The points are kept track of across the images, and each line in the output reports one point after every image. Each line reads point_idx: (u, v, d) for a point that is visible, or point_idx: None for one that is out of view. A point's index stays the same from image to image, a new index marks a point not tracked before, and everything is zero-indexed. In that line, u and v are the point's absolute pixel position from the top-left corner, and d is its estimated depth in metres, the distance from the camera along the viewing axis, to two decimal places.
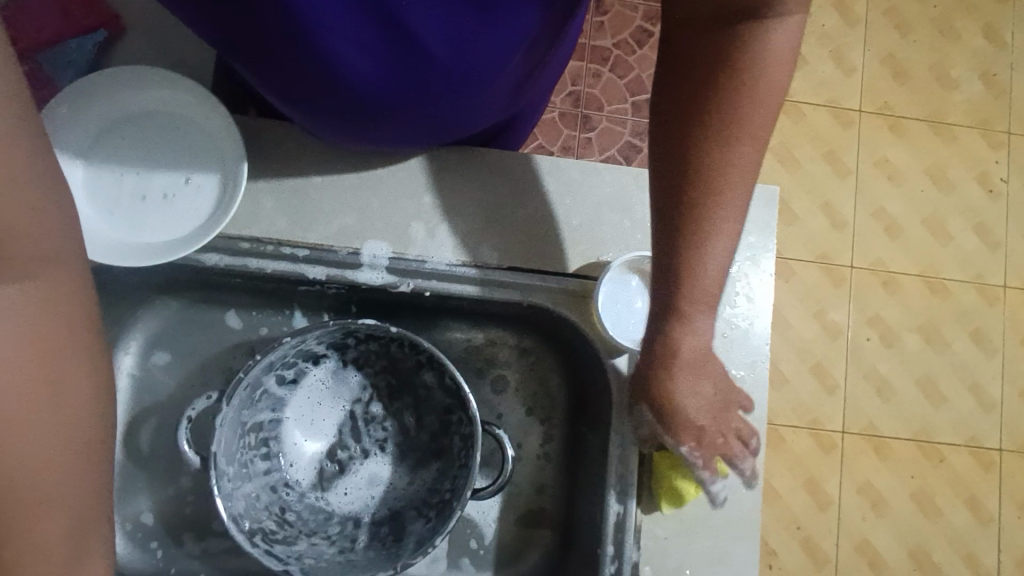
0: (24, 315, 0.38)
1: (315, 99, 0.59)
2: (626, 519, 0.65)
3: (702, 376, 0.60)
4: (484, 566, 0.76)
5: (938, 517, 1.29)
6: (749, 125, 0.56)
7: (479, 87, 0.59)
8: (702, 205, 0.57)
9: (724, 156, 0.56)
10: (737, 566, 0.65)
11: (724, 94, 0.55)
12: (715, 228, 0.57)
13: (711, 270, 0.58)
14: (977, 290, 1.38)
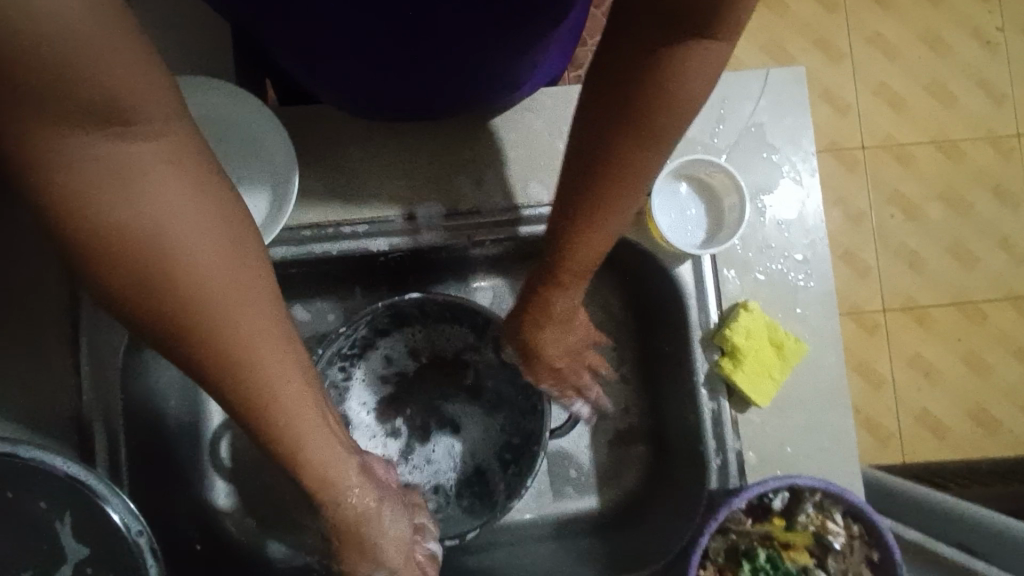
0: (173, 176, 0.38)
1: (358, 85, 0.60)
2: (721, 413, 0.68)
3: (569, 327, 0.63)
4: (588, 490, 0.80)
5: (990, 374, 1.32)
6: (663, 130, 0.50)
7: (500, 57, 0.58)
8: (602, 201, 0.53)
9: (629, 161, 0.51)
10: (835, 433, 0.68)
11: (640, 104, 0.48)
12: (592, 226, 0.54)
13: (586, 260, 0.56)
14: (991, 146, 1.38)
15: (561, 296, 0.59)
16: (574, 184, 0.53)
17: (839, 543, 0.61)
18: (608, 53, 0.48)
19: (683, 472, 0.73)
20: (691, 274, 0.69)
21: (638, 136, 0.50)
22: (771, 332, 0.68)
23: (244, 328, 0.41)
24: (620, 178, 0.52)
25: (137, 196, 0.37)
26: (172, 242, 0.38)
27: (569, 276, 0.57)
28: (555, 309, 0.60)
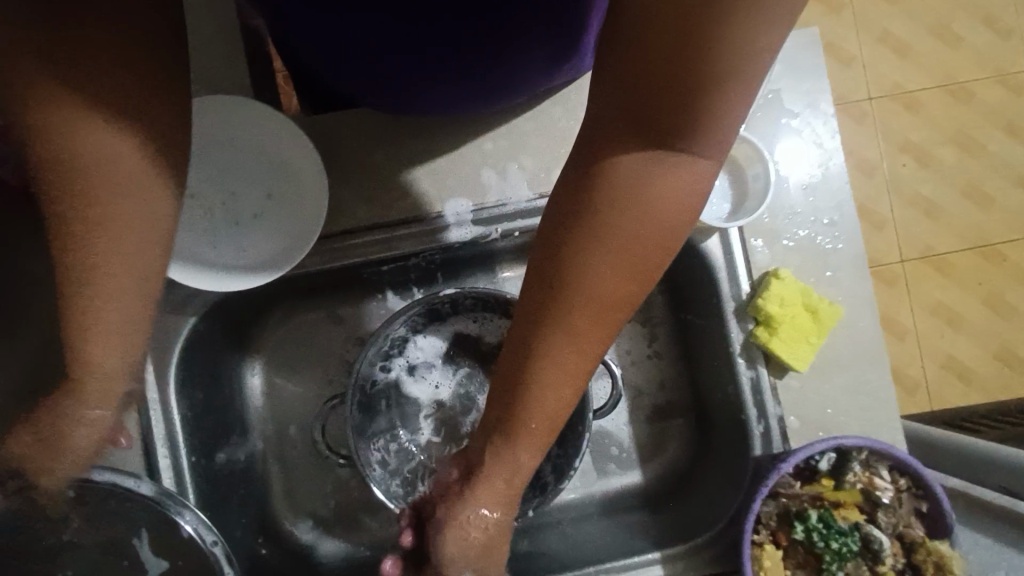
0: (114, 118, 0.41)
1: (381, 80, 0.61)
2: (760, 381, 0.70)
3: (536, 453, 0.53)
4: (631, 465, 0.82)
5: (1014, 314, 1.32)
6: (641, 238, 0.43)
7: (518, 42, 0.58)
8: (579, 319, 0.46)
9: (588, 283, 0.44)
10: (875, 390, 0.69)
11: (608, 213, 0.43)
12: (561, 349, 0.47)
13: (548, 394, 0.48)
14: (1001, 84, 1.36)
15: (521, 441, 0.51)
16: (531, 317, 0.48)
17: (887, 498, 0.62)
18: (576, 169, 0.44)
19: (724, 441, 0.75)
20: (719, 248, 0.70)
21: (612, 257, 0.44)
22: (805, 298, 0.68)
23: (78, 286, 0.44)
24: (597, 310, 0.45)
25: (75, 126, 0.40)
26: (94, 168, 0.41)
27: (537, 422, 0.50)
28: (504, 454, 0.53)
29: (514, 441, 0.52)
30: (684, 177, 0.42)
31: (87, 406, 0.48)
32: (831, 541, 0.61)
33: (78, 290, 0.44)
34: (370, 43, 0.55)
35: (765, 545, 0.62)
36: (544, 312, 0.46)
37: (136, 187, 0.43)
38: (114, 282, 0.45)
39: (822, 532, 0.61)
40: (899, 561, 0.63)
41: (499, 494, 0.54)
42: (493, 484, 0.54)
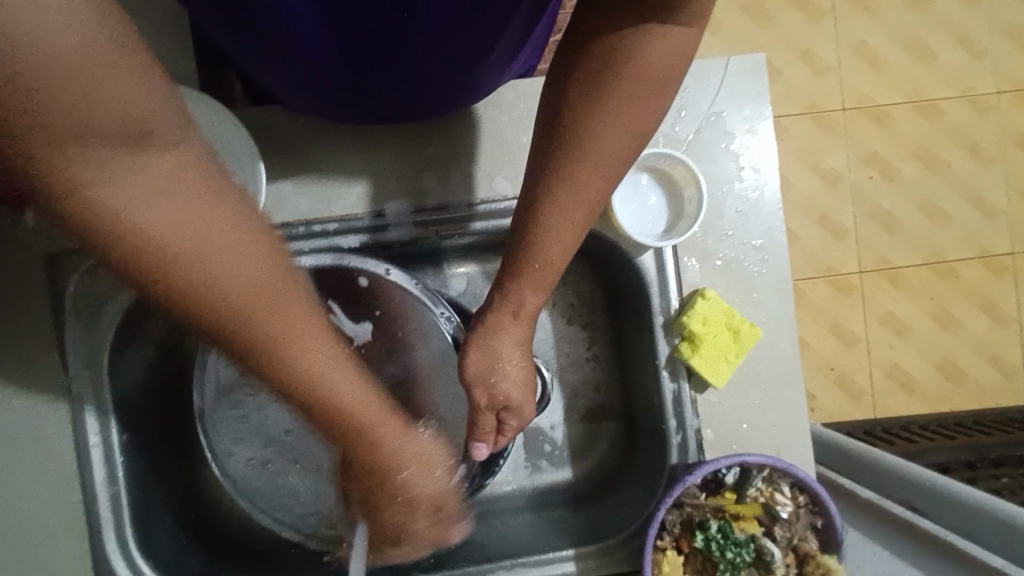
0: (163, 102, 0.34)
1: (323, 80, 0.61)
2: (681, 394, 0.72)
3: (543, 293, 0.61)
4: (562, 463, 0.85)
5: (959, 329, 1.37)
6: (631, 102, 0.52)
7: (452, 49, 0.58)
8: (577, 169, 0.54)
9: (587, 134, 0.53)
10: (790, 407, 0.72)
11: (599, 78, 0.51)
12: (559, 197, 0.55)
13: (550, 234, 0.57)
14: (969, 103, 1.39)
15: (527, 288, 0.60)
16: (537, 169, 0.56)
17: (786, 512, 0.66)
18: (576, 50, 0.52)
19: (649, 445, 0.78)
20: (653, 263, 0.72)
21: (606, 117, 0.52)
22: (729, 318, 0.71)
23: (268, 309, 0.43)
24: (594, 163, 0.54)
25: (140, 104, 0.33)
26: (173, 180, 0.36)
27: (542, 260, 0.58)
28: (510, 297, 0.60)
29: (520, 287, 0.60)
30: (677, 46, 0.50)
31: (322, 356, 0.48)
32: (726, 551, 0.64)
33: (297, 337, 0.46)
34: (310, 34, 0.54)
35: (667, 551, 0.65)
36: (545, 165, 0.55)
37: (255, 250, 0.41)
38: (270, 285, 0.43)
39: (719, 542, 0.65)
40: (791, 571, 0.66)
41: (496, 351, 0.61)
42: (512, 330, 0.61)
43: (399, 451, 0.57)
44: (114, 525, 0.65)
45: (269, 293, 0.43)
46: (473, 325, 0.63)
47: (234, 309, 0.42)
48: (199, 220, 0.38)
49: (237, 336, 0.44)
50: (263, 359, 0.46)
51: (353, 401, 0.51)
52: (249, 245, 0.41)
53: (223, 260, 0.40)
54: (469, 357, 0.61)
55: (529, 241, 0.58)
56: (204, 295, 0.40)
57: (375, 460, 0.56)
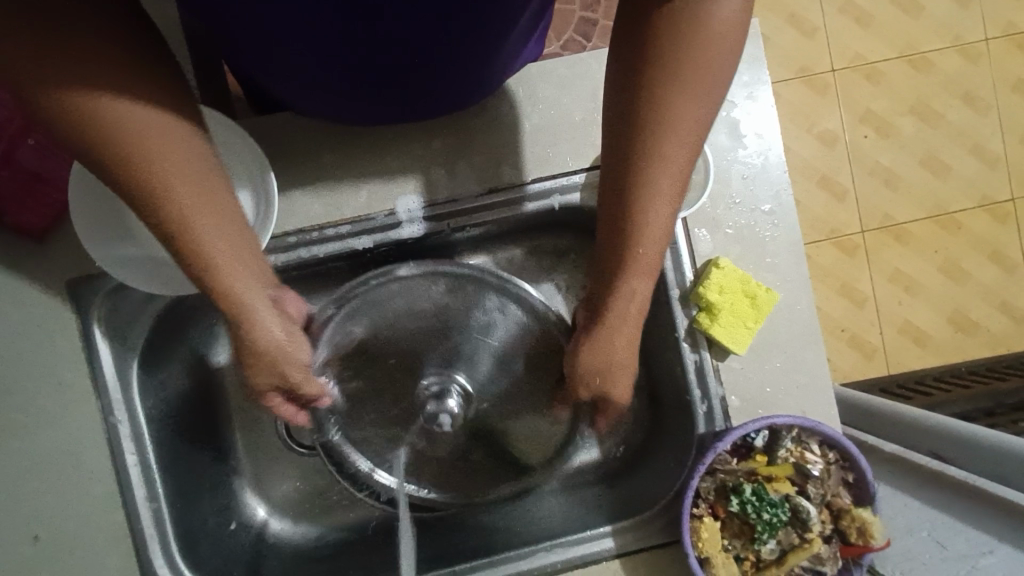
0: (136, 116, 0.42)
1: (327, 84, 0.61)
2: (704, 364, 0.73)
3: (643, 304, 0.53)
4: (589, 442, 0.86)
5: (967, 280, 1.37)
6: (711, 66, 0.45)
7: (453, 54, 0.59)
8: (666, 149, 0.47)
9: (671, 107, 0.45)
10: (811, 367, 0.73)
11: (666, 47, 0.44)
12: (649, 187, 0.48)
13: (651, 224, 0.49)
14: (959, 53, 1.39)
15: (628, 287, 0.52)
16: (618, 163, 0.49)
17: (817, 470, 0.67)
18: (631, 30, 0.46)
19: (676, 417, 0.79)
20: (665, 238, 0.73)
21: (689, 83, 0.45)
22: (744, 285, 0.72)
23: (216, 267, 0.48)
24: (683, 138, 0.47)
25: (112, 109, 0.41)
26: (150, 162, 0.43)
27: (645, 248, 0.50)
28: (616, 304, 0.53)
29: (625, 299, 0.52)
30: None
31: (259, 312, 0.51)
32: (763, 512, 0.65)
33: (220, 253, 0.48)
34: (312, 43, 0.55)
35: (703, 518, 0.66)
36: (621, 152, 0.48)
37: (175, 145, 0.44)
38: (232, 249, 0.49)
39: (755, 505, 0.66)
40: (828, 527, 0.68)
41: (606, 359, 0.55)
42: (615, 332, 0.54)
43: (272, 328, 0.52)
44: (161, 542, 0.66)
45: (189, 195, 0.45)
46: (584, 325, 0.57)
47: (164, 202, 0.45)
48: (167, 154, 0.44)
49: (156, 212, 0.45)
50: (194, 266, 0.48)
51: (242, 287, 0.50)
52: (162, 118, 0.44)
53: (123, 142, 0.42)
54: (582, 355, 0.56)
55: (626, 240, 0.50)
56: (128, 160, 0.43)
57: (249, 356, 0.53)
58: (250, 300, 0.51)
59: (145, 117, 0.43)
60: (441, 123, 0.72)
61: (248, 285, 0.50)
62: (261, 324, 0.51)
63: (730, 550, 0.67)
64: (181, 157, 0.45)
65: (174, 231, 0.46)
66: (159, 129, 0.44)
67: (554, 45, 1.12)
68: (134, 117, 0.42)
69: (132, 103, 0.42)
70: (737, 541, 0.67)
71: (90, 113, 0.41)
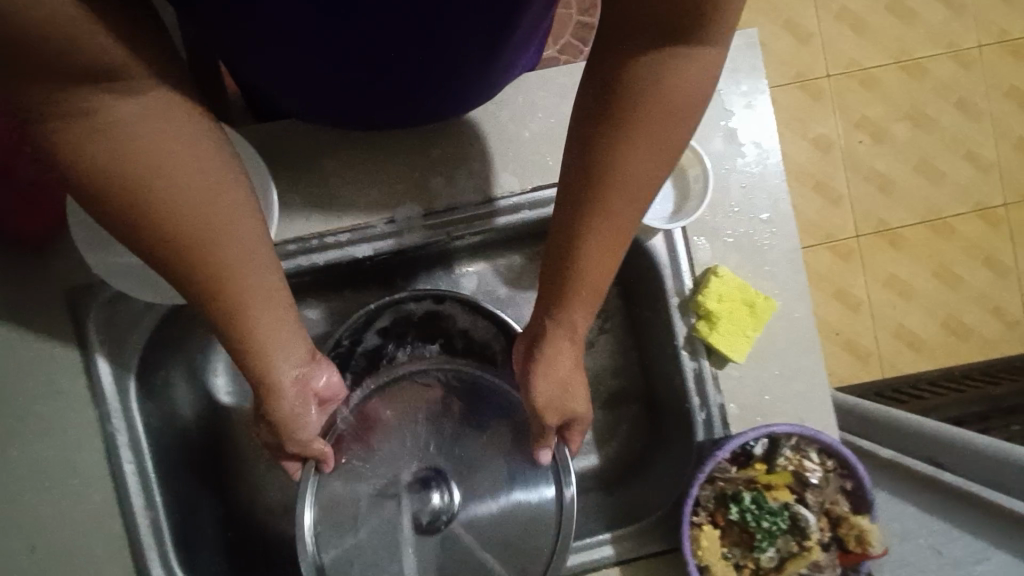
0: (183, 170, 0.43)
1: (327, 90, 0.61)
2: (702, 371, 0.73)
3: (567, 347, 0.58)
4: (588, 449, 0.86)
5: (960, 284, 1.38)
6: (664, 134, 0.47)
7: (453, 62, 0.59)
8: (615, 205, 0.50)
9: (624, 168, 0.48)
10: (809, 375, 0.74)
11: (628, 115, 0.46)
12: (593, 235, 0.51)
13: (593, 267, 0.53)
14: (952, 59, 1.40)
15: (568, 318, 0.56)
16: (570, 205, 0.51)
17: (816, 478, 0.67)
18: (595, 78, 0.47)
19: (675, 424, 0.79)
20: (664, 246, 0.73)
21: (641, 147, 0.47)
22: (743, 293, 0.72)
23: (251, 316, 0.50)
24: (631, 194, 0.49)
25: (159, 168, 0.41)
26: (196, 220, 0.44)
27: (586, 287, 0.54)
28: (556, 328, 0.57)
29: (567, 328, 0.57)
30: (697, 66, 0.44)
31: (282, 365, 0.55)
32: (762, 521, 0.66)
33: (255, 309, 0.50)
34: (314, 51, 0.55)
35: (703, 526, 0.66)
36: (575, 196, 0.51)
37: (219, 198, 0.45)
38: (269, 299, 0.51)
39: (754, 512, 0.66)
40: (826, 535, 0.68)
41: (551, 389, 0.59)
42: (559, 359, 0.58)
43: (288, 390, 0.56)
44: (158, 552, 0.66)
45: (235, 250, 0.47)
46: (528, 352, 0.61)
47: (211, 262, 0.46)
48: (208, 205, 0.44)
49: (196, 273, 0.46)
50: (229, 321, 0.50)
51: (273, 336, 0.53)
52: (207, 169, 0.44)
53: (168, 199, 0.42)
54: (534, 385, 0.59)
55: (570, 275, 0.53)
56: (164, 212, 0.43)
57: (275, 412, 0.56)
58: (277, 352, 0.54)
59: (195, 171, 0.43)
60: (440, 131, 0.72)
61: (281, 333, 0.53)
62: (283, 375, 0.55)
63: (730, 559, 0.67)
64: (222, 208, 0.45)
65: (210, 289, 0.47)
66: (201, 180, 0.44)
67: (551, 50, 1.12)
68: (179, 172, 0.42)
69: (178, 156, 0.42)
70: (736, 550, 0.67)
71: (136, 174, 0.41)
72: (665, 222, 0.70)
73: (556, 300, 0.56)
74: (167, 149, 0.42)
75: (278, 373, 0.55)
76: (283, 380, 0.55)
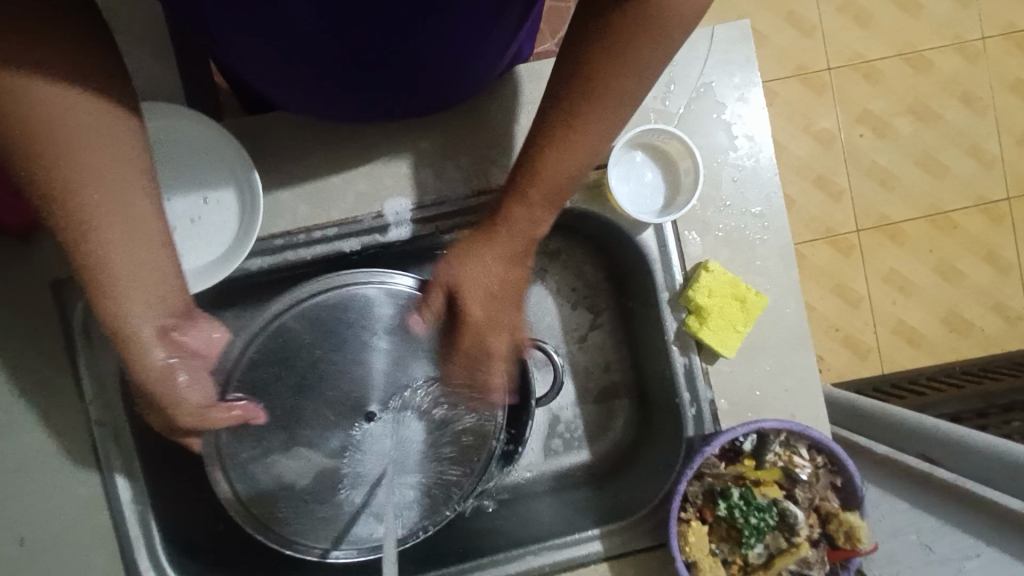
0: (80, 112, 0.48)
1: (311, 82, 0.60)
2: (692, 366, 0.73)
3: (499, 260, 0.60)
4: (578, 445, 0.85)
5: (962, 280, 1.37)
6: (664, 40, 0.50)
7: (435, 56, 0.58)
8: (604, 102, 0.53)
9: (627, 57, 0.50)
10: (801, 371, 0.73)
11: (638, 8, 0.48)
12: (566, 132, 0.54)
13: (567, 161, 0.55)
14: (957, 52, 1.38)
15: (526, 216, 0.59)
16: (560, 98, 0.54)
17: (806, 474, 0.67)
18: None
19: (666, 420, 0.78)
20: (654, 240, 0.73)
21: (646, 41, 0.50)
22: (733, 288, 0.71)
23: (120, 285, 0.53)
24: (619, 90, 0.52)
25: (57, 102, 0.46)
26: (79, 157, 0.48)
27: (546, 181, 0.57)
28: (504, 228, 0.59)
29: (519, 225, 0.59)
30: None
31: (148, 338, 0.56)
32: (749, 517, 0.65)
33: (121, 276, 0.52)
34: (295, 45, 0.54)
35: (691, 522, 0.66)
36: (557, 99, 0.54)
37: (113, 142, 0.50)
38: (147, 263, 0.54)
39: (743, 509, 0.65)
40: (816, 531, 0.67)
41: (479, 286, 0.60)
42: (489, 263, 0.60)
43: (153, 347, 0.57)
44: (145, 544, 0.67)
45: (113, 201, 0.50)
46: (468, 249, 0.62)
47: (86, 208, 0.49)
48: (98, 150, 0.49)
49: (75, 217, 0.49)
50: (95, 282, 0.52)
51: (139, 306, 0.55)
52: (111, 118, 0.50)
53: (58, 133, 0.47)
54: (460, 266, 0.61)
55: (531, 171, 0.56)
56: (54, 151, 0.47)
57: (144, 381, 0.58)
58: (138, 326, 0.55)
59: (91, 119, 0.48)
60: (430, 124, 0.71)
61: (151, 302, 0.55)
62: (143, 354, 0.56)
63: (718, 554, 0.67)
64: (112, 157, 0.50)
65: (76, 245, 0.50)
66: (96, 124, 0.49)
67: (550, 42, 1.11)
68: (76, 115, 0.47)
69: (77, 100, 0.47)
70: (724, 546, 0.67)
71: (30, 106, 0.45)
72: (654, 216, 0.69)
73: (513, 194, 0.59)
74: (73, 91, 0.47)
75: (142, 343, 0.56)
76: (140, 371, 0.57)
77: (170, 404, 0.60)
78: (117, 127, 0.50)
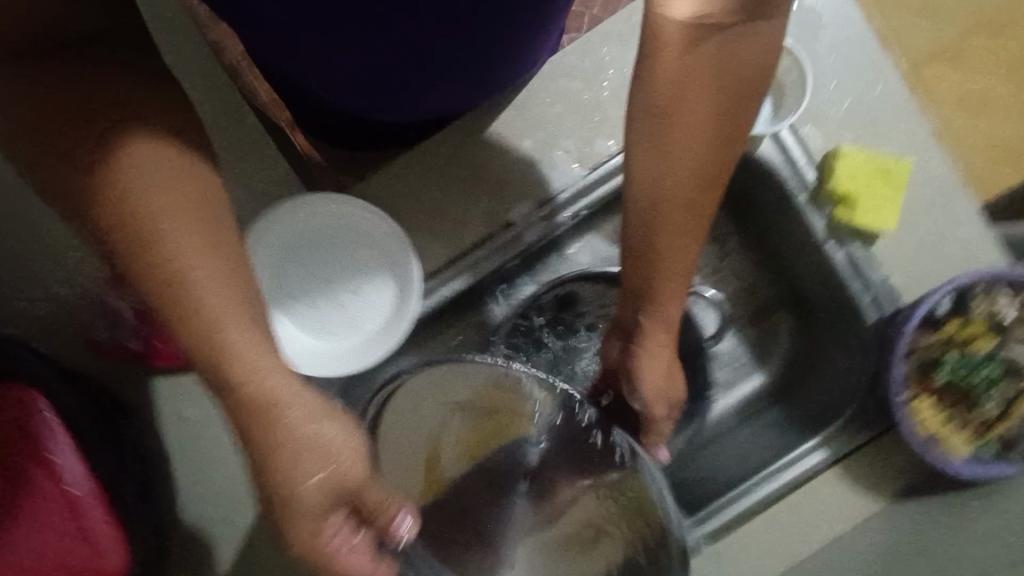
0: (145, 167, 0.41)
1: None
2: (855, 255, 0.72)
3: (664, 353, 0.59)
4: (753, 372, 0.85)
5: None
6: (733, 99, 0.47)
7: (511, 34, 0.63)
8: (711, 177, 0.50)
9: (706, 134, 0.48)
10: (962, 220, 0.72)
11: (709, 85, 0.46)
12: (676, 229, 0.51)
13: (684, 250, 0.53)
14: None
15: (660, 310, 0.56)
16: (654, 198, 0.50)
17: (1013, 315, 0.66)
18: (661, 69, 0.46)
19: (838, 317, 0.77)
20: (775, 148, 0.72)
21: (722, 114, 0.47)
22: (873, 165, 0.71)
23: (228, 356, 0.42)
24: (710, 165, 0.49)
25: (116, 161, 0.40)
26: (153, 212, 0.40)
27: (658, 281, 0.54)
28: (656, 318, 0.57)
29: (652, 338, 0.58)
30: (764, 33, 0.45)
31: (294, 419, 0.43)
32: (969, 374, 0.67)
33: (232, 353, 0.42)
34: None
35: (916, 398, 0.67)
36: (649, 202, 0.51)
37: (194, 208, 0.42)
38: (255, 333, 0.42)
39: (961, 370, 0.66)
40: None
41: (660, 386, 0.60)
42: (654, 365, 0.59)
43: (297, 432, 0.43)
44: None
45: (194, 260, 0.41)
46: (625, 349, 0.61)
47: (166, 270, 0.40)
48: (169, 208, 0.41)
49: (158, 292, 0.41)
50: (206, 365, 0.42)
51: (267, 383, 0.42)
52: (185, 180, 0.42)
53: (121, 187, 0.40)
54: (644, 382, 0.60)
55: (661, 268, 0.53)
56: (125, 212, 0.40)
57: (297, 479, 0.44)
58: (273, 415, 0.43)
59: (151, 176, 0.41)
60: (524, 120, 0.72)
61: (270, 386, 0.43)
62: (309, 427, 0.44)
63: (953, 420, 0.67)
64: (194, 219, 0.41)
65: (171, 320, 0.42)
66: (163, 178, 0.41)
67: None
68: (141, 169, 0.41)
69: (138, 151, 0.41)
70: (956, 411, 0.67)
71: (100, 169, 0.40)
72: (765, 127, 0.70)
73: (646, 296, 0.56)
74: (138, 150, 0.41)
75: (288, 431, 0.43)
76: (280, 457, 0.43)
77: (287, 504, 0.44)
78: (197, 187, 0.42)
